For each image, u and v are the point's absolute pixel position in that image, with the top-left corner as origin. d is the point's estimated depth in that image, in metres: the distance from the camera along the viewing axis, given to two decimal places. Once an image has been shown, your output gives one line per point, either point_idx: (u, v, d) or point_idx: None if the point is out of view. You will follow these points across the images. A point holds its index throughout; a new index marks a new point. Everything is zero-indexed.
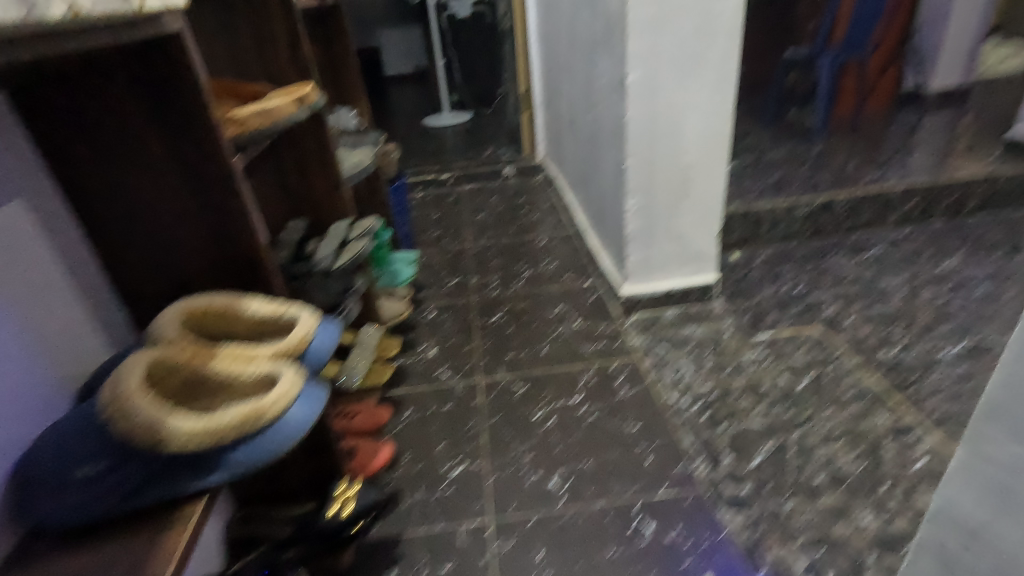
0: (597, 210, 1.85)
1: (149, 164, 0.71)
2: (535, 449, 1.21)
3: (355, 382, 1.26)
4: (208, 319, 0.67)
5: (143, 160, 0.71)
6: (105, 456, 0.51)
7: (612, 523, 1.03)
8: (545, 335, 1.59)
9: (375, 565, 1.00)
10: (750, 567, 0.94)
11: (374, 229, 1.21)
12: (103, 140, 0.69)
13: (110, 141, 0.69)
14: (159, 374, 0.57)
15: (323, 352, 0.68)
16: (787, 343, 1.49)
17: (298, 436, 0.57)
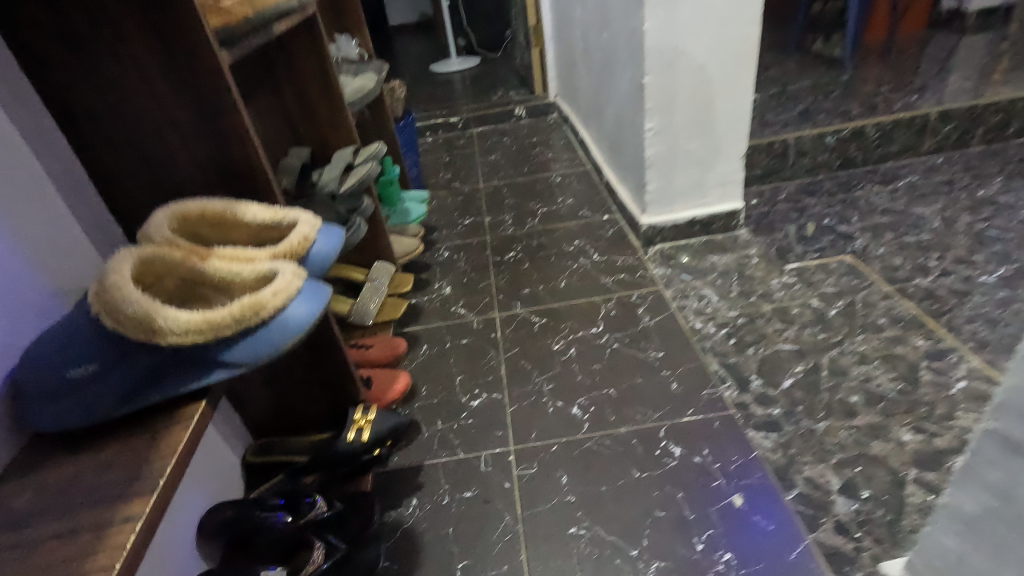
0: (614, 140, 1.77)
1: (129, 63, 0.64)
2: (555, 380, 1.17)
3: (371, 316, 1.24)
4: (205, 224, 0.63)
5: (120, 55, 0.63)
6: (101, 353, 0.47)
7: (637, 447, 1.00)
8: (563, 270, 1.53)
9: (397, 491, 0.99)
10: (783, 485, 0.90)
11: (381, 155, 1.15)
12: (75, 31, 0.62)
13: (83, 31, 0.62)
14: (153, 273, 0.53)
15: (327, 256, 0.64)
16: (818, 269, 1.41)
17: (304, 333, 0.52)
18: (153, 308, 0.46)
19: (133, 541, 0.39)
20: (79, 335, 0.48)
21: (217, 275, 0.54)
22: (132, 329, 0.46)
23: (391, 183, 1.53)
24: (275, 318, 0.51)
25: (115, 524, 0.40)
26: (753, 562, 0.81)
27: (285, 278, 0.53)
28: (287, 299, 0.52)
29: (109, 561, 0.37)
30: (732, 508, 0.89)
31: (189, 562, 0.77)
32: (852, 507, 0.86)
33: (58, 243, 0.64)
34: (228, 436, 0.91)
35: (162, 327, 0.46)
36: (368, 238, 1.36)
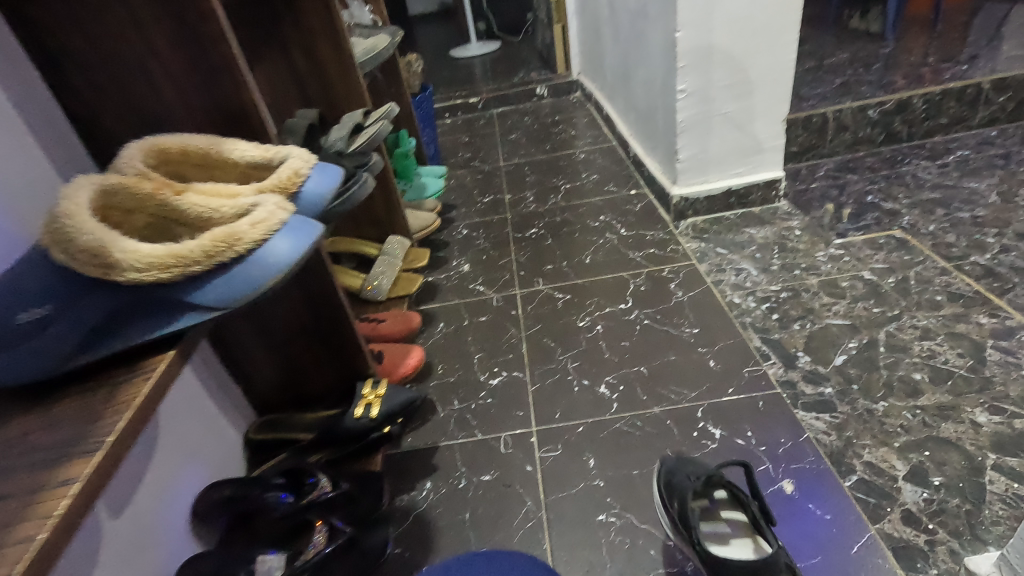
0: (642, 109, 1.66)
1: None
2: (580, 358, 1.09)
3: (384, 289, 1.17)
4: (187, 164, 0.56)
5: None
6: (51, 293, 0.39)
7: (672, 428, 0.91)
8: (587, 246, 1.44)
9: (410, 473, 0.91)
10: (840, 471, 0.81)
11: (392, 116, 1.07)
12: None
13: None
14: (120, 209, 0.46)
15: (322, 195, 0.57)
16: (868, 241, 1.29)
17: (288, 270, 0.46)
18: (109, 240, 0.39)
19: (66, 509, 0.32)
20: (19, 270, 0.40)
21: (194, 211, 0.47)
22: (86, 265, 0.39)
23: (407, 155, 1.45)
24: (252, 253, 0.44)
25: (49, 489, 0.33)
26: (809, 555, 0.72)
27: (267, 209, 0.47)
28: (267, 232, 0.45)
29: (33, 532, 0.30)
30: (782, 495, 0.79)
31: (183, 544, 0.70)
32: (921, 495, 0.76)
33: (25, 180, 0.58)
34: (230, 411, 0.85)
35: (120, 262, 0.40)
36: (382, 209, 1.28)
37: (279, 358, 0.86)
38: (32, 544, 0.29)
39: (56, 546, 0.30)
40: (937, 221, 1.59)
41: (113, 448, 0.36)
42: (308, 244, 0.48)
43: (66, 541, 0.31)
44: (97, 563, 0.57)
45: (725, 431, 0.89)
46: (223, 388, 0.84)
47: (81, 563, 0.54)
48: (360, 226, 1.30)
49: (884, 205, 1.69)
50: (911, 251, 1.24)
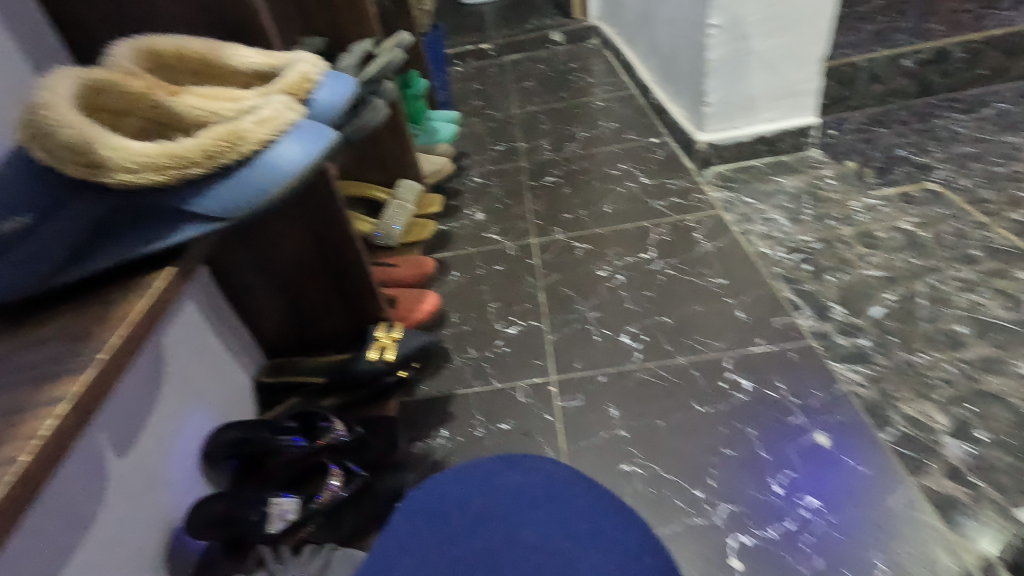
0: (666, 51, 1.57)
1: None
2: (601, 307, 1.04)
3: (396, 235, 1.12)
4: (185, 70, 0.50)
5: None
6: (31, 196, 0.35)
7: (698, 379, 0.87)
8: (607, 195, 1.38)
9: (425, 421, 0.88)
10: (877, 424, 0.77)
11: (405, 45, 0.99)
12: None
13: None
14: (110, 111, 0.41)
15: (335, 107, 0.51)
16: (903, 192, 1.22)
17: (298, 177, 0.40)
18: (94, 135, 0.34)
19: (53, 429, 0.28)
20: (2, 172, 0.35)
21: (192, 115, 0.42)
22: (69, 163, 0.34)
23: (418, 97, 1.37)
24: (259, 156, 0.39)
25: (35, 407, 0.29)
26: (844, 508, 0.69)
27: (274, 108, 0.41)
28: (274, 132, 0.40)
29: (15, 455, 0.26)
30: (815, 448, 0.76)
31: (193, 486, 0.68)
32: (964, 450, 0.72)
33: None
34: (238, 353, 0.82)
35: (106, 160, 0.35)
36: (392, 151, 1.22)
37: (289, 300, 0.82)
38: (14, 467, 0.25)
39: (41, 469, 0.27)
40: (974, 175, 1.50)
41: (107, 367, 0.32)
42: (320, 151, 0.42)
43: (54, 463, 0.28)
44: (100, 505, 0.53)
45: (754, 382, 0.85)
46: (230, 329, 0.80)
47: (82, 501, 0.51)
48: (370, 170, 1.24)
49: (915, 159, 1.60)
50: (949, 205, 1.17)
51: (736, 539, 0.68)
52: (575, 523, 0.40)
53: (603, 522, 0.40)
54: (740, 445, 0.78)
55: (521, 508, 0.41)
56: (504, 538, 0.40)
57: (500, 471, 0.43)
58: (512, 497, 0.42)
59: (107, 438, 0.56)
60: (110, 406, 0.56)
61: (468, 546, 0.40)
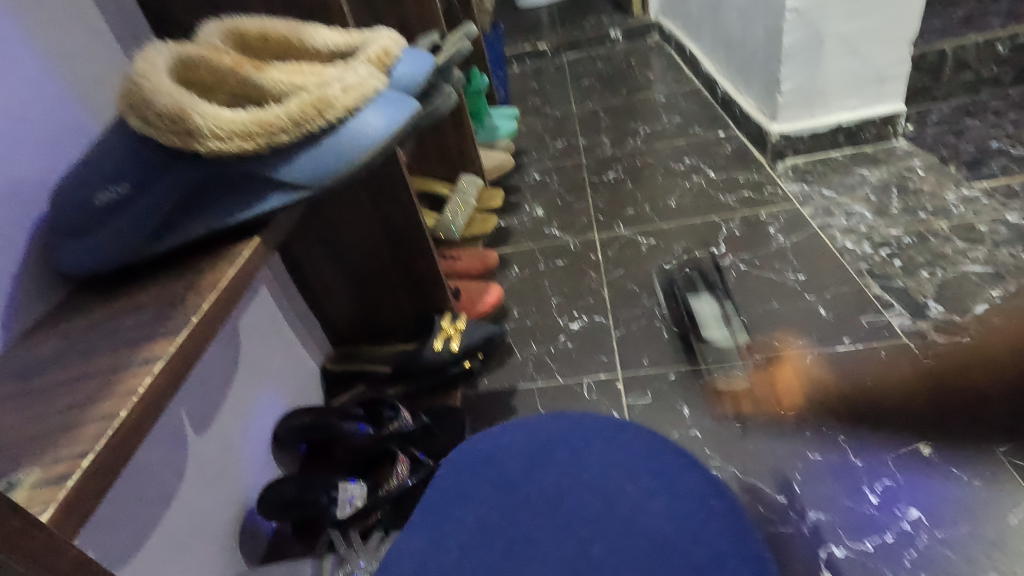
0: (736, 40, 1.50)
1: None
2: (669, 304, 1.00)
3: (458, 229, 1.12)
4: (268, 51, 0.51)
5: None
6: (131, 169, 0.36)
7: (779, 379, 0.82)
8: (673, 190, 1.33)
9: (489, 415, 0.87)
10: (989, 434, 0.69)
11: (471, 36, 0.98)
12: None
13: None
14: (201, 85, 0.41)
15: (415, 81, 0.50)
16: (1005, 182, 1.12)
17: (382, 145, 0.39)
18: (186, 102, 0.34)
19: (149, 388, 0.27)
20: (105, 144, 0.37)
21: (277, 88, 0.42)
22: (166, 134, 0.35)
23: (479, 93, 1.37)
24: (344, 123, 0.38)
25: (131, 367, 0.29)
26: (954, 523, 0.63)
27: (358, 76, 0.40)
28: (358, 100, 0.39)
29: (114, 409, 0.26)
30: (916, 456, 0.69)
31: (265, 468, 0.68)
32: None
33: (95, 74, 0.50)
34: (307, 340, 0.82)
35: (200, 130, 0.35)
36: (455, 145, 1.22)
37: (357, 290, 0.82)
38: (112, 423, 0.25)
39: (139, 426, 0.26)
40: None
41: (199, 328, 0.31)
42: (403, 119, 0.41)
43: (149, 425, 0.27)
44: (181, 482, 0.54)
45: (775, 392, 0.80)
46: (299, 316, 0.81)
47: (166, 476, 0.52)
48: (433, 165, 1.25)
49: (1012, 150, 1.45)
50: None
51: (828, 551, 0.63)
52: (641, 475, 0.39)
53: (669, 477, 0.39)
54: (825, 448, 0.72)
55: (584, 458, 0.40)
56: (566, 487, 0.39)
57: (560, 425, 0.43)
58: (574, 452, 0.41)
59: (189, 415, 0.57)
60: (191, 385, 0.57)
61: (528, 494, 0.39)
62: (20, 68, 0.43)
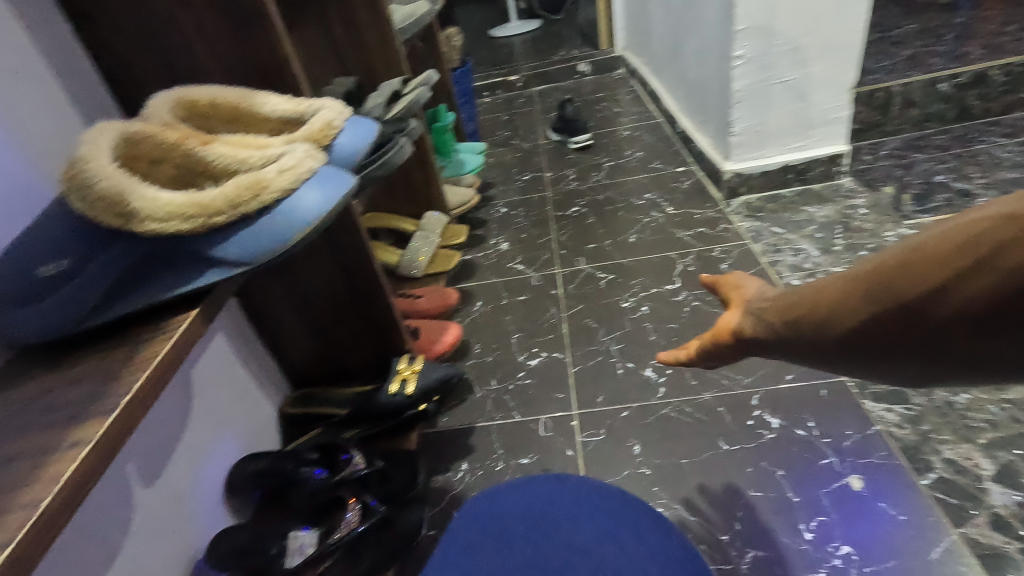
0: (693, 81, 1.57)
1: None
2: (624, 340, 1.03)
3: (421, 266, 1.14)
4: (217, 117, 0.53)
5: None
6: (72, 246, 0.38)
7: (724, 416, 0.85)
8: (632, 224, 1.37)
9: (446, 454, 0.88)
10: (916, 468, 0.73)
11: (431, 82, 1.02)
12: None
13: None
14: (145, 160, 0.43)
15: (357, 149, 0.53)
16: (939, 221, 1.18)
17: (316, 224, 0.42)
18: (125, 185, 0.36)
19: (74, 472, 0.29)
20: (50, 220, 0.38)
21: (220, 162, 0.44)
22: (104, 214, 0.37)
23: (445, 130, 1.41)
24: (279, 203, 0.41)
25: (59, 451, 0.30)
26: (881, 559, 0.66)
27: (295, 156, 0.43)
28: (295, 181, 0.42)
29: (37, 496, 0.27)
30: (848, 492, 0.72)
31: (217, 516, 0.69)
32: (1012, 499, 0.68)
33: (49, 139, 0.53)
34: (265, 383, 0.83)
35: (138, 212, 0.36)
36: (419, 183, 1.25)
37: (315, 332, 0.84)
38: (34, 510, 0.26)
39: (63, 512, 0.28)
40: None
41: (130, 409, 0.33)
42: (339, 197, 0.44)
43: (72, 510, 0.28)
44: (126, 536, 0.55)
45: (711, 332, 0.56)
46: (257, 359, 0.82)
47: (111, 527, 0.53)
48: (398, 202, 1.27)
49: (955, 183, 1.48)
50: None
51: None
52: (600, 513, 0.51)
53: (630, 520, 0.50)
54: (764, 485, 0.75)
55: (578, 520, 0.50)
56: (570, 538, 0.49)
57: (553, 489, 0.53)
58: (566, 506, 0.52)
59: (136, 468, 0.57)
60: (138, 438, 0.58)
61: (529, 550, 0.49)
62: None
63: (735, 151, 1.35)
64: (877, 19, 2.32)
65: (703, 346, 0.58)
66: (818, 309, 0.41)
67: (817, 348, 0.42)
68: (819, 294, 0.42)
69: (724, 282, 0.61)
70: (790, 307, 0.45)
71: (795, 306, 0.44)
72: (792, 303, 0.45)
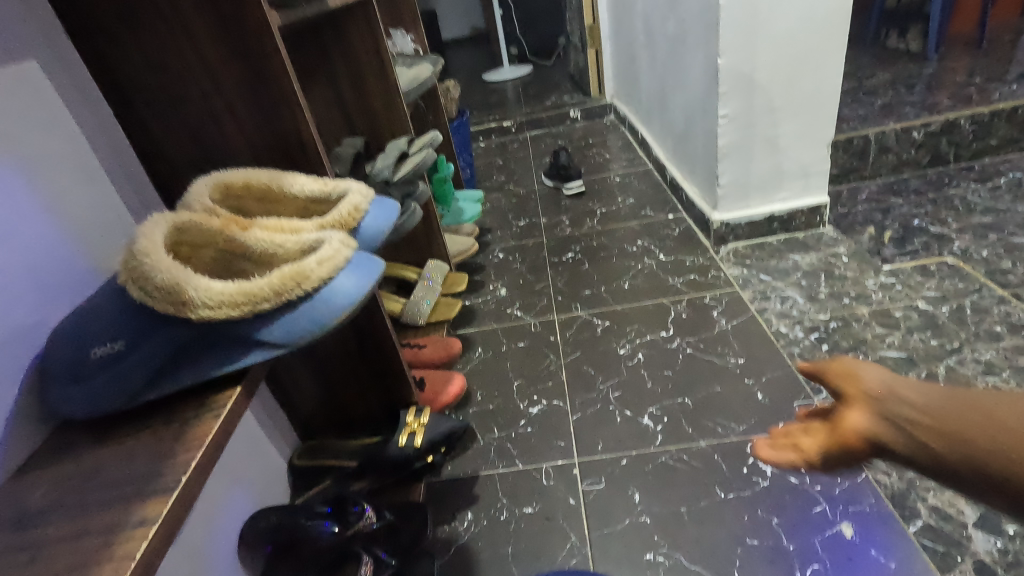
0: (680, 133, 1.66)
1: (182, 27, 0.58)
2: (622, 387, 1.07)
3: (424, 315, 1.18)
4: (249, 197, 0.57)
5: (173, 16, 0.57)
6: (128, 330, 0.41)
7: (720, 464, 0.88)
8: (626, 270, 1.43)
9: (451, 503, 0.90)
10: (904, 515, 0.76)
11: (435, 143, 1.08)
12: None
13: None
14: (191, 244, 0.47)
15: (379, 230, 0.59)
16: (918, 267, 1.25)
17: (351, 307, 0.47)
18: (182, 276, 0.40)
19: (144, 552, 0.32)
20: (110, 306, 0.42)
21: (260, 246, 0.49)
22: (160, 302, 0.40)
23: (446, 180, 1.46)
24: (319, 291, 0.46)
25: (127, 529, 0.33)
26: None
27: (332, 246, 0.48)
28: (332, 270, 0.47)
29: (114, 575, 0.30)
30: (841, 539, 0.76)
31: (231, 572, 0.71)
32: (995, 545, 0.71)
33: (98, 217, 0.57)
34: (276, 436, 0.86)
35: (192, 300, 0.40)
36: (422, 233, 1.30)
37: (325, 386, 0.87)
38: None
39: None
40: None
41: (187, 488, 0.36)
42: (371, 280, 0.49)
43: None
44: None
45: (838, 433, 0.47)
46: (269, 413, 0.85)
47: None
48: (401, 251, 1.32)
49: (932, 228, 1.50)
50: (965, 278, 1.19)
51: None
52: None
53: None
54: (761, 533, 0.78)
55: None
56: None
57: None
58: None
59: None
60: None
61: None
62: (35, 225, 0.50)
63: (720, 202, 1.43)
64: (853, 68, 2.44)
65: (824, 447, 0.48)
66: (1001, 451, 0.37)
67: (999, 487, 0.37)
68: (1002, 431, 0.38)
69: (834, 367, 0.51)
70: (956, 433, 0.40)
71: (962, 434, 0.40)
72: (957, 432, 0.40)
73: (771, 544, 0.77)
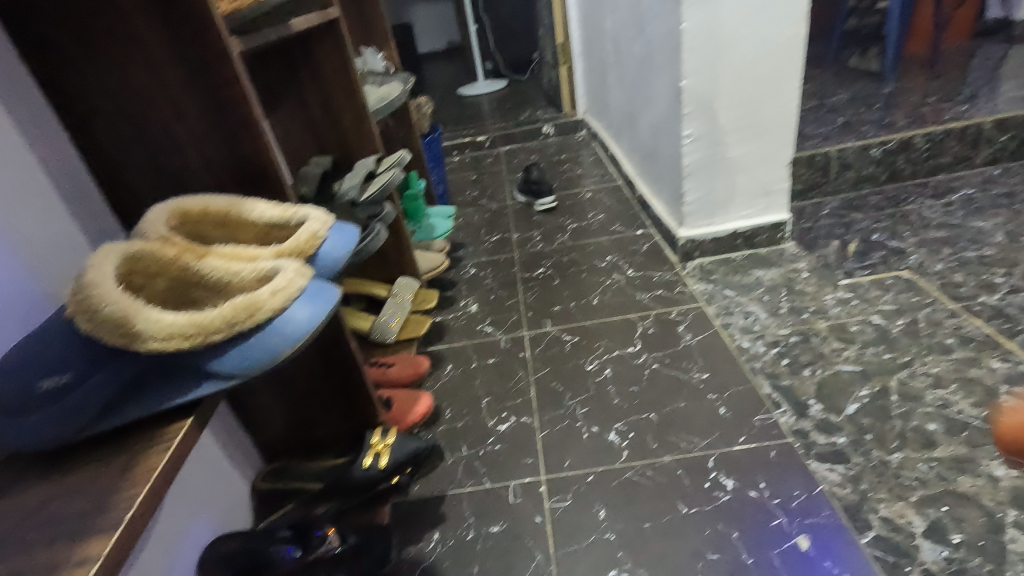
0: (648, 150, 1.69)
1: (138, 53, 0.58)
2: (589, 403, 1.08)
3: (393, 332, 1.18)
4: (207, 223, 0.57)
5: (130, 40, 0.57)
6: (75, 362, 0.41)
7: (683, 479, 0.90)
8: (596, 286, 1.45)
9: (418, 523, 0.90)
10: (857, 526, 0.79)
11: (404, 161, 1.09)
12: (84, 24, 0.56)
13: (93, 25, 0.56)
14: (144, 273, 0.47)
15: (337, 256, 0.60)
16: (874, 282, 1.30)
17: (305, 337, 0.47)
18: (132, 308, 0.40)
19: None
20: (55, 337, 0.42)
21: (214, 275, 0.49)
22: (109, 334, 0.40)
23: (416, 196, 1.47)
24: (272, 320, 0.46)
25: (67, 568, 0.33)
26: None
27: (286, 275, 0.48)
28: (286, 299, 0.47)
29: None
30: (797, 552, 0.78)
31: None
32: (941, 554, 0.74)
33: (47, 243, 0.57)
34: (239, 459, 0.85)
35: (142, 331, 0.41)
36: (391, 251, 1.30)
37: (290, 407, 0.87)
38: None
39: None
40: None
41: (132, 524, 0.36)
42: (326, 309, 0.50)
43: None
44: None
45: None
46: (232, 437, 0.84)
47: None
48: (371, 268, 1.32)
49: (889, 242, 1.56)
50: (918, 293, 1.24)
51: None
52: None
53: None
54: (721, 547, 0.80)
55: None
56: None
57: None
58: None
59: None
60: None
61: None
62: None
63: (687, 219, 1.46)
64: (815, 87, 2.53)
65: None
66: None
67: None
68: None
69: None
70: None
71: None
72: None
73: (731, 559, 0.78)
